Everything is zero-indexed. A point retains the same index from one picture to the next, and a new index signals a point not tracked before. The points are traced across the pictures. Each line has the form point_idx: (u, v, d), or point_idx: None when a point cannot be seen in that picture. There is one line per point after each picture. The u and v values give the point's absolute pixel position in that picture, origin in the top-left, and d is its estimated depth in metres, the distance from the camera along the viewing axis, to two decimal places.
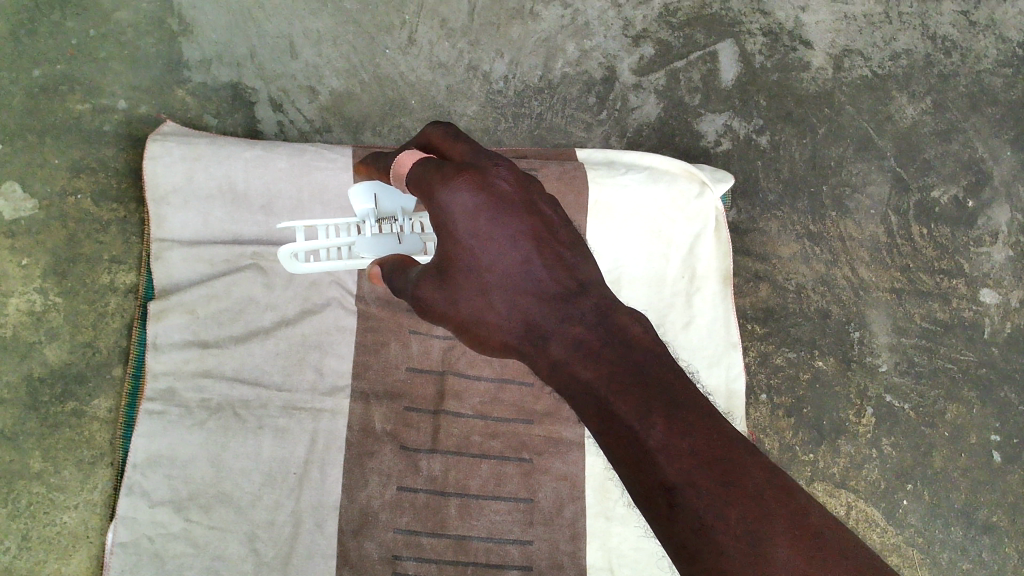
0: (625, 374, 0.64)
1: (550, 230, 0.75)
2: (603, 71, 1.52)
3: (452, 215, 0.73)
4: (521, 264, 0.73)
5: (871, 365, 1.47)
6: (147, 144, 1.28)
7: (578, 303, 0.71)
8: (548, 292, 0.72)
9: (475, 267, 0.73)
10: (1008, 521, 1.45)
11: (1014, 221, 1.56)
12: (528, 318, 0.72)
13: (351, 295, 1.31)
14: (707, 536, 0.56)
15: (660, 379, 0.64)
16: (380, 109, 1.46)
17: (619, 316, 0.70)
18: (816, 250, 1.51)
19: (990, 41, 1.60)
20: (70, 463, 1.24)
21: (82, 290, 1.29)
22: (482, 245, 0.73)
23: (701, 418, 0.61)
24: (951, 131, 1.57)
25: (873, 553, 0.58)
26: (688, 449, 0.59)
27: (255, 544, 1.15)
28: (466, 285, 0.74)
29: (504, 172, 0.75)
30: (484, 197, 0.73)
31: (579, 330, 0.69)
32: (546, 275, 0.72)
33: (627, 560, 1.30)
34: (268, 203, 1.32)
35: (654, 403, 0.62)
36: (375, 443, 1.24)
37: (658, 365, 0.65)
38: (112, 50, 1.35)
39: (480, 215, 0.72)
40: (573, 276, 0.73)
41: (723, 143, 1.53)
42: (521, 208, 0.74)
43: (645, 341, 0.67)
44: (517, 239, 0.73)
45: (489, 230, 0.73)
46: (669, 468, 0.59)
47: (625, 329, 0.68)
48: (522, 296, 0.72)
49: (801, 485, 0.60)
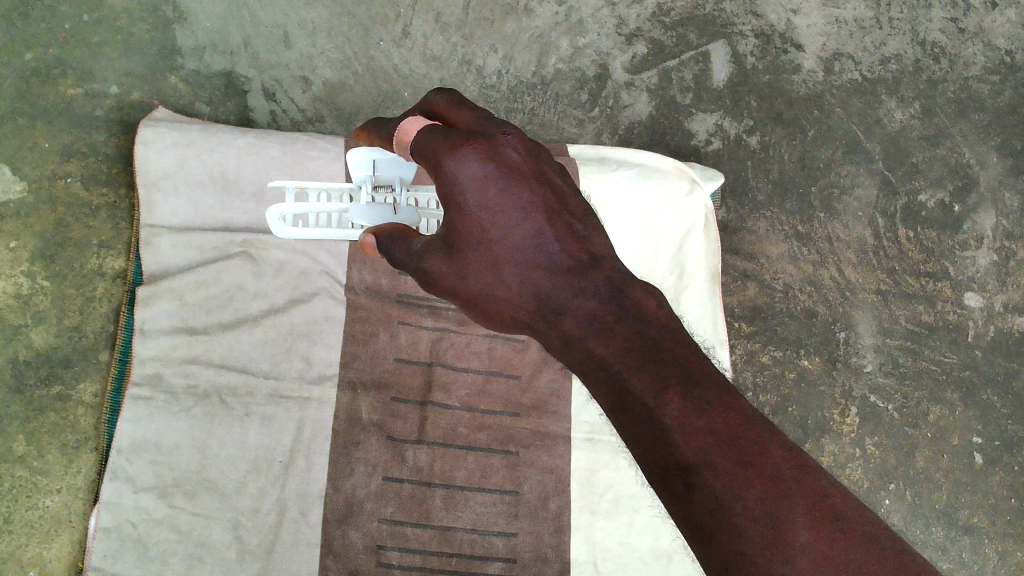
0: (641, 354, 0.67)
1: (562, 202, 0.77)
2: (596, 68, 1.53)
3: (460, 184, 0.73)
4: (531, 236, 0.74)
5: (856, 365, 1.48)
6: (139, 129, 1.28)
7: (591, 277, 0.74)
8: (561, 265, 0.74)
9: (485, 241, 0.74)
10: (989, 523, 1.47)
11: (998, 226, 1.58)
12: (539, 290, 0.74)
13: (341, 285, 1.31)
14: (724, 516, 0.58)
15: (676, 356, 0.67)
16: (373, 101, 1.47)
17: (633, 290, 0.73)
18: (804, 250, 1.52)
19: (978, 48, 1.62)
20: (54, 447, 1.23)
21: (70, 274, 1.28)
22: (491, 217, 0.74)
23: (718, 395, 0.63)
24: (939, 136, 1.59)
25: (895, 533, 0.59)
26: (704, 428, 0.61)
27: (239, 531, 1.15)
28: (475, 259, 0.75)
29: (513, 141, 0.76)
30: (493, 166, 0.73)
31: (594, 304, 0.72)
32: (557, 249, 0.75)
33: (612, 554, 1.29)
34: (259, 191, 1.32)
35: (670, 381, 0.64)
36: (362, 433, 1.24)
37: (672, 340, 0.68)
38: (106, 35, 1.35)
39: (490, 185, 0.73)
40: (585, 250, 0.76)
41: (714, 142, 1.54)
42: (531, 178, 0.75)
43: (659, 316, 0.71)
44: (528, 211, 0.75)
45: (498, 202, 0.74)
46: (684, 447, 0.61)
47: (641, 307, 0.71)
48: (533, 270, 0.74)
49: (822, 464, 0.62)
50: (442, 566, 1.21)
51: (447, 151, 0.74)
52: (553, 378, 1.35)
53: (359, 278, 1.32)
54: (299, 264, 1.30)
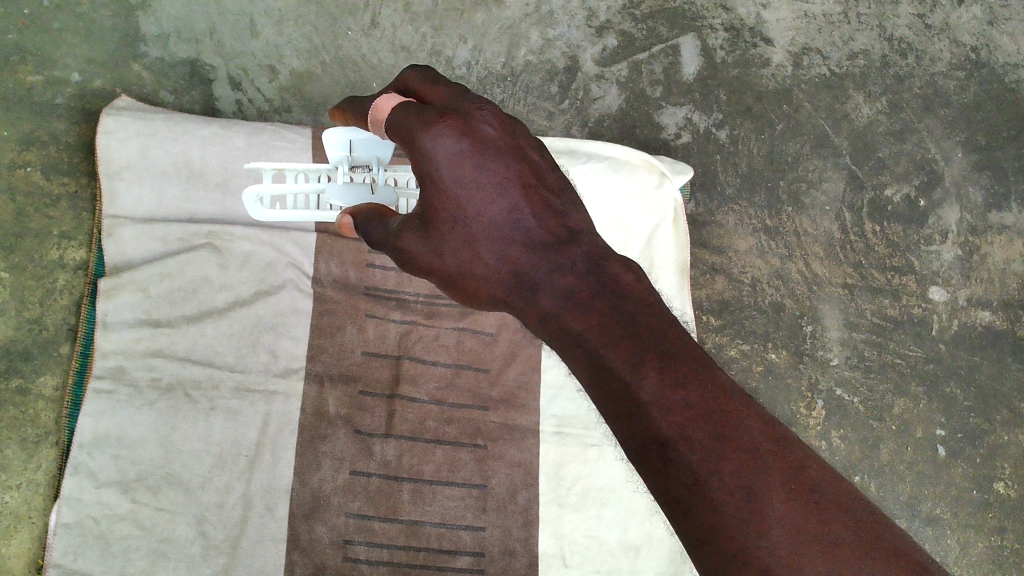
0: (617, 328, 0.67)
1: (538, 177, 0.77)
2: (566, 60, 1.52)
3: (436, 160, 0.74)
4: (507, 212, 0.75)
5: (822, 358, 1.49)
6: (101, 118, 1.26)
7: (568, 253, 0.73)
8: (537, 241, 0.74)
9: (461, 218, 0.75)
10: (951, 514, 1.46)
11: (963, 221, 1.58)
12: (516, 265, 0.74)
13: (307, 277, 1.30)
14: (700, 490, 0.58)
15: (652, 330, 0.66)
16: (341, 91, 1.45)
17: (610, 264, 0.72)
18: (772, 244, 1.53)
19: (945, 44, 1.63)
20: (13, 442, 1.21)
21: (29, 265, 1.26)
22: (466, 193, 0.74)
23: (695, 368, 0.63)
24: (905, 131, 1.60)
25: (869, 504, 0.60)
26: (681, 402, 0.61)
27: (203, 526, 1.14)
28: (450, 235, 0.75)
29: (488, 115, 0.77)
30: (468, 142, 0.74)
31: (571, 280, 0.71)
32: (534, 224, 0.75)
33: (580, 548, 1.29)
34: (225, 182, 1.30)
35: (646, 356, 0.63)
36: (328, 427, 1.23)
37: (649, 314, 0.67)
38: (67, 22, 1.33)
39: (465, 160, 0.74)
40: (562, 224, 0.76)
41: (684, 136, 1.54)
42: (507, 153, 0.76)
43: (636, 289, 0.70)
44: (503, 187, 0.75)
45: (473, 178, 0.74)
46: (661, 422, 0.60)
47: (618, 281, 0.71)
48: (509, 246, 0.74)
49: (798, 437, 0.61)
50: (409, 560, 1.20)
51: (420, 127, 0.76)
52: (521, 372, 1.35)
53: (326, 270, 1.31)
54: (265, 257, 1.29)
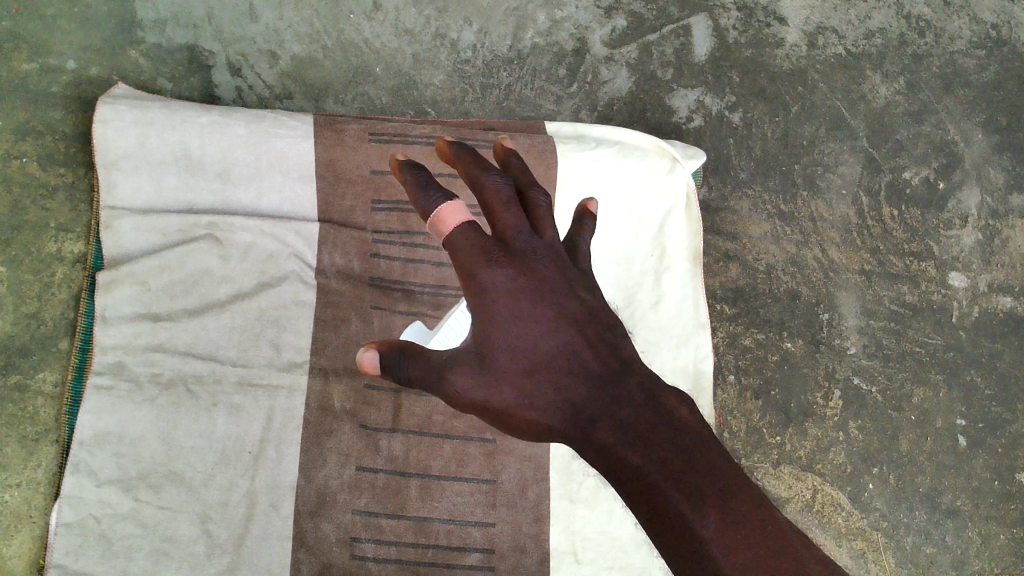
0: (678, 461, 0.60)
1: (594, 316, 0.70)
2: (574, 42, 1.48)
3: (492, 296, 0.68)
4: (563, 347, 0.68)
5: (840, 347, 1.45)
6: (97, 107, 1.22)
7: (625, 386, 0.66)
8: (594, 372, 0.67)
9: (517, 350, 0.68)
10: (973, 505, 1.42)
11: (983, 204, 1.53)
12: (573, 399, 0.66)
13: (311, 269, 1.26)
14: None
15: (712, 465, 0.60)
16: (344, 76, 1.42)
17: (668, 396, 0.66)
18: (787, 230, 1.49)
19: (964, 22, 1.58)
20: (12, 440, 1.18)
21: (26, 259, 1.24)
22: (523, 328, 0.68)
23: (753, 509, 0.59)
24: (923, 112, 1.55)
25: None
26: (744, 543, 0.56)
27: (207, 525, 1.12)
28: (502, 369, 0.68)
29: (547, 254, 0.71)
30: (525, 279, 0.69)
31: (629, 412, 0.64)
32: (591, 359, 0.68)
33: (592, 543, 1.26)
34: (225, 171, 1.25)
35: (708, 493, 0.58)
36: (334, 422, 1.20)
37: (709, 452, 0.61)
38: (61, 8, 1.30)
39: (521, 297, 0.68)
40: (618, 356, 0.69)
41: (696, 119, 1.50)
42: (563, 290, 0.70)
43: (695, 423, 0.64)
44: (559, 323, 0.69)
45: (531, 313, 0.68)
46: (724, 563, 0.56)
47: (677, 413, 0.64)
48: (566, 377, 0.67)
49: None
50: (418, 558, 1.18)
51: (480, 258, 0.68)
52: None
53: (330, 261, 1.27)
54: (267, 247, 1.25)
